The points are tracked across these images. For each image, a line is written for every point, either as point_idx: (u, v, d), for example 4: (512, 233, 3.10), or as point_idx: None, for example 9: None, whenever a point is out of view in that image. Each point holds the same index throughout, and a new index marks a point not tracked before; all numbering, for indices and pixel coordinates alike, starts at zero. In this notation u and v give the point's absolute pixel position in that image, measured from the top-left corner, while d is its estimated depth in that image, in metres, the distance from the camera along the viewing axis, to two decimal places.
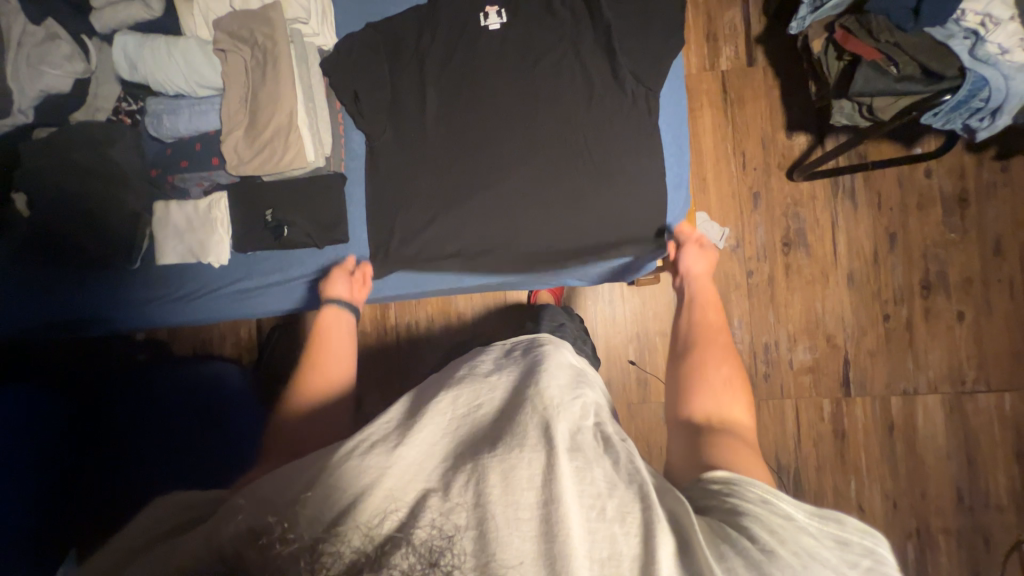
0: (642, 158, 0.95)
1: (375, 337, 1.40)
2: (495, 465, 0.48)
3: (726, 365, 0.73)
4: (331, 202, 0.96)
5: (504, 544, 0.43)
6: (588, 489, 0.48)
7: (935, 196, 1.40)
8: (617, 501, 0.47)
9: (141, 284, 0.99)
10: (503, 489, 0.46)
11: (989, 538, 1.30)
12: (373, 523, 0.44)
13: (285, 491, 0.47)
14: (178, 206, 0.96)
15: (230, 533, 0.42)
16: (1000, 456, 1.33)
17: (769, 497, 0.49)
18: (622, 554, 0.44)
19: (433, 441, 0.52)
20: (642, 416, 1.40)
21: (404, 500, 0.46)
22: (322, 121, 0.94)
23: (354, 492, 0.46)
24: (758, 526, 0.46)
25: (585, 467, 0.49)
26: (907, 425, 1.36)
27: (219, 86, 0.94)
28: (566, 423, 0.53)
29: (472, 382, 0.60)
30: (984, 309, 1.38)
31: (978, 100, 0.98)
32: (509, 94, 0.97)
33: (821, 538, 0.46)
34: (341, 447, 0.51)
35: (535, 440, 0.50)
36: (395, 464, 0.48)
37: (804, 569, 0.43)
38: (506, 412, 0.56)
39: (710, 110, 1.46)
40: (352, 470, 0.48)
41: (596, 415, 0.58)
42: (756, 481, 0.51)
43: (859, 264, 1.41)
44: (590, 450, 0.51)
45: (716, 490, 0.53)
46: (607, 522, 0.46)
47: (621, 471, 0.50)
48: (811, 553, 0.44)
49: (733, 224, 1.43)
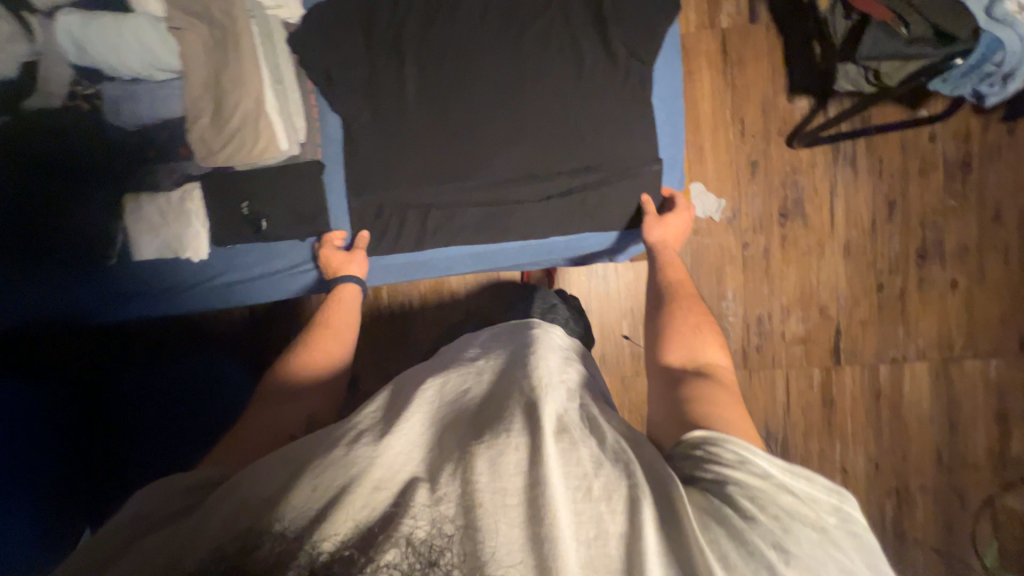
0: (633, 133, 0.92)
1: (367, 319, 1.39)
2: (483, 451, 0.48)
3: (695, 315, 0.77)
4: (311, 192, 0.92)
5: (491, 529, 0.43)
6: (574, 471, 0.47)
7: (938, 161, 1.36)
8: (604, 480, 0.46)
9: (117, 279, 0.96)
10: (490, 476, 0.46)
11: (964, 495, 1.37)
12: (362, 515, 0.44)
13: (271, 487, 0.47)
14: (150, 198, 0.91)
15: (228, 527, 0.44)
16: (981, 419, 1.37)
17: (746, 459, 0.49)
18: (608, 532, 0.44)
19: (422, 430, 0.52)
20: (636, 389, 1.42)
21: (393, 491, 0.46)
22: (293, 104, 0.89)
23: (339, 485, 0.45)
24: (739, 493, 0.46)
25: (571, 449, 0.48)
26: (893, 391, 1.39)
27: (178, 67, 0.87)
28: (553, 405, 0.53)
29: (459, 373, 0.61)
30: (977, 276, 1.37)
31: (992, 63, 0.93)
32: (492, 66, 0.92)
33: (795, 496, 0.46)
34: (330, 440, 0.51)
35: (521, 425, 0.50)
36: (383, 454, 0.48)
37: (784, 531, 0.43)
38: (494, 398, 0.55)
39: (709, 73, 1.38)
40: (337, 462, 0.47)
41: (582, 398, 0.58)
42: (733, 442, 0.51)
43: (856, 233, 1.39)
44: (577, 432, 0.51)
45: (696, 457, 0.52)
46: (593, 502, 0.45)
47: (607, 452, 0.50)
48: (789, 513, 0.45)
49: (730, 195, 1.39)
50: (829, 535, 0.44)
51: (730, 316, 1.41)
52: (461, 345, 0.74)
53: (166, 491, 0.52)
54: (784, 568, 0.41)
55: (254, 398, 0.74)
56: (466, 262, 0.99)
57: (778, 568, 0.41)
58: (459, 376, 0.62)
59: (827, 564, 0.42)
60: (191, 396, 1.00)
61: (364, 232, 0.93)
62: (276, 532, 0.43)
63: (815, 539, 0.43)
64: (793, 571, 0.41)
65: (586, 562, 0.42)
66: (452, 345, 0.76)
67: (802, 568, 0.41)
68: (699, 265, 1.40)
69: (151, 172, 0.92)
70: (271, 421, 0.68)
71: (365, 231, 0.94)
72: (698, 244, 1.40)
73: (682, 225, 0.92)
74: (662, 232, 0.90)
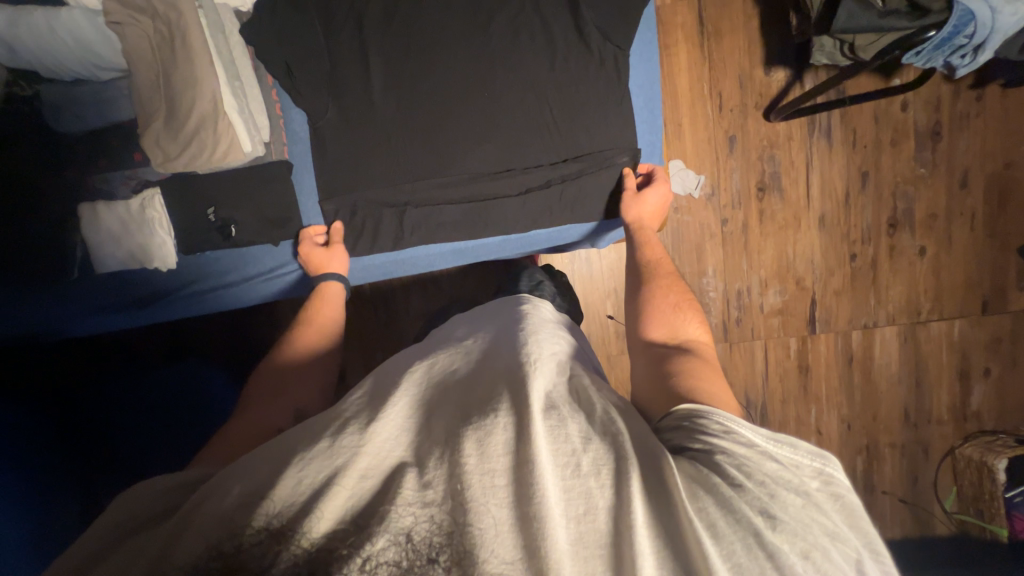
0: (608, 125, 0.93)
1: (349, 314, 1.36)
2: (471, 434, 0.47)
3: (675, 294, 0.78)
4: (280, 194, 0.90)
5: (479, 512, 0.43)
6: (562, 448, 0.46)
7: (909, 130, 1.38)
8: (592, 455, 0.46)
9: (81, 293, 0.91)
10: (478, 457, 0.46)
11: (928, 448, 1.47)
12: (351, 503, 0.45)
13: (260, 478, 0.47)
14: (107, 208, 0.85)
15: (215, 519, 0.44)
16: (946, 376, 1.45)
17: (732, 428, 0.49)
18: (597, 507, 0.43)
19: (408, 414, 0.51)
20: (621, 368, 1.45)
21: (381, 478, 0.46)
22: (253, 101, 0.85)
23: (325, 475, 0.45)
24: (727, 461, 0.45)
25: (559, 426, 0.48)
26: (865, 355, 1.45)
27: (123, 66, 0.81)
28: (541, 383, 0.52)
29: (448, 355, 0.62)
30: (945, 242, 1.42)
31: (963, 37, 0.93)
32: (465, 56, 0.91)
33: (780, 462, 0.46)
34: (317, 430, 0.50)
35: (508, 405, 0.50)
36: (370, 442, 0.47)
37: (771, 497, 0.43)
38: (481, 380, 0.55)
39: (685, 46, 1.35)
40: (322, 453, 0.46)
41: (572, 369, 0.58)
42: (718, 413, 0.50)
43: (831, 205, 1.41)
44: (565, 409, 0.50)
45: (683, 427, 0.51)
46: (582, 477, 0.45)
47: (595, 425, 0.49)
48: (774, 479, 0.44)
49: (709, 172, 1.39)
50: (812, 498, 0.44)
51: (711, 292, 1.43)
52: (451, 327, 0.74)
53: (149, 489, 0.51)
54: (771, 534, 0.40)
55: (246, 392, 0.74)
56: (444, 258, 1.01)
57: (766, 534, 0.40)
58: (447, 358, 0.61)
59: (812, 527, 0.42)
60: (174, 399, 0.98)
61: (336, 224, 0.91)
62: (258, 524, 0.43)
63: (800, 503, 0.43)
64: (779, 536, 0.40)
65: (575, 539, 0.42)
66: (442, 327, 0.76)
67: (789, 533, 0.40)
68: (680, 243, 1.41)
69: (106, 182, 0.88)
70: (259, 416, 0.67)
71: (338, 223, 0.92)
72: (679, 222, 1.41)
73: (659, 200, 0.92)
74: (637, 207, 0.91)
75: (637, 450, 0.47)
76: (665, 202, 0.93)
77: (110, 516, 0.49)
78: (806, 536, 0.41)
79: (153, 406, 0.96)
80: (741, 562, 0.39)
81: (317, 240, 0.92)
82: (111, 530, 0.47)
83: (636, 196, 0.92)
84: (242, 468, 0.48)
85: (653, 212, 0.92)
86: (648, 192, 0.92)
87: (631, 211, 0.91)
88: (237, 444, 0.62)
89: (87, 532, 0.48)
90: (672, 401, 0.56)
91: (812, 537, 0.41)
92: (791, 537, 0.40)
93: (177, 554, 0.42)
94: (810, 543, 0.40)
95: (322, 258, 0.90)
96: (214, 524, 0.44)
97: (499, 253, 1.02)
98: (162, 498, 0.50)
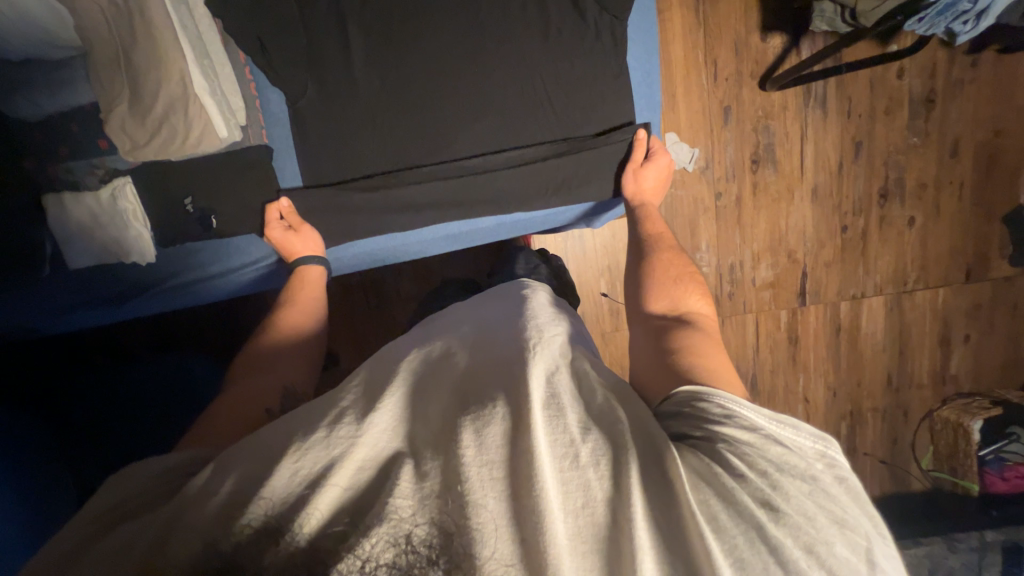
0: (605, 103, 0.90)
1: (339, 300, 1.33)
2: (468, 425, 0.47)
3: (676, 267, 0.77)
4: (260, 181, 0.85)
5: (477, 505, 0.42)
6: (561, 438, 0.45)
7: (904, 98, 1.37)
8: (592, 445, 0.45)
9: (53, 291, 0.86)
10: (477, 450, 0.45)
11: (908, 411, 1.53)
12: (347, 495, 0.44)
13: (254, 467, 0.46)
14: (74, 198, 0.80)
15: (207, 513, 0.43)
16: (928, 343, 1.50)
17: (733, 412, 0.48)
18: (596, 499, 0.43)
19: (404, 402, 0.50)
20: (615, 344, 1.46)
21: (378, 470, 0.46)
22: (226, 82, 0.79)
23: (321, 467, 0.44)
24: (729, 449, 0.45)
25: (558, 416, 0.47)
26: (852, 324, 1.49)
27: (79, 44, 0.74)
28: (541, 369, 0.51)
29: (445, 341, 0.60)
30: (933, 213, 1.44)
31: (967, 1, 0.92)
32: (452, 27, 0.85)
33: (784, 445, 0.45)
34: (312, 419, 0.49)
35: (508, 395, 0.49)
36: (366, 433, 0.46)
37: (774, 488, 0.43)
38: (480, 367, 0.54)
39: (680, 10, 1.30)
40: (318, 444, 0.45)
41: (572, 352, 0.57)
42: (719, 395, 0.50)
43: (824, 176, 1.40)
44: (565, 397, 0.49)
45: (683, 412, 0.51)
46: (582, 469, 0.44)
47: (595, 414, 0.48)
48: (779, 466, 0.44)
49: (703, 144, 1.36)
50: (820, 484, 0.44)
51: (704, 267, 1.43)
52: (448, 312, 0.72)
53: (138, 472, 0.50)
54: (773, 527, 0.41)
55: (230, 379, 0.71)
56: (438, 244, 0.99)
57: (768, 528, 0.41)
58: (444, 343, 0.60)
59: (817, 517, 0.42)
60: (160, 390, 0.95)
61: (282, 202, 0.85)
62: (251, 525, 0.42)
63: (806, 492, 0.43)
64: (781, 529, 0.41)
65: (574, 532, 0.42)
66: (438, 312, 0.74)
67: (792, 527, 0.41)
68: (674, 219, 1.40)
69: (70, 171, 0.81)
70: (247, 396, 0.65)
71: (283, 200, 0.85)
72: (673, 197, 1.39)
73: (656, 176, 0.92)
74: (632, 180, 0.92)
75: (636, 435, 0.47)
76: (661, 177, 0.92)
77: (99, 502, 0.47)
78: (808, 529, 0.41)
79: (139, 395, 0.94)
80: (743, 557, 0.40)
81: (280, 220, 0.86)
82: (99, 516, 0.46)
83: (633, 171, 0.91)
84: (237, 457, 0.47)
85: (649, 188, 0.92)
86: (645, 167, 0.91)
87: (629, 187, 0.91)
88: (226, 427, 0.60)
89: (72, 521, 0.46)
90: (672, 387, 0.56)
91: (816, 530, 0.41)
92: (794, 531, 0.41)
93: (168, 550, 0.41)
94: (813, 537, 0.41)
95: (287, 242, 0.86)
96: (204, 524, 0.42)
97: (489, 235, 1.00)
98: (151, 484, 0.49)
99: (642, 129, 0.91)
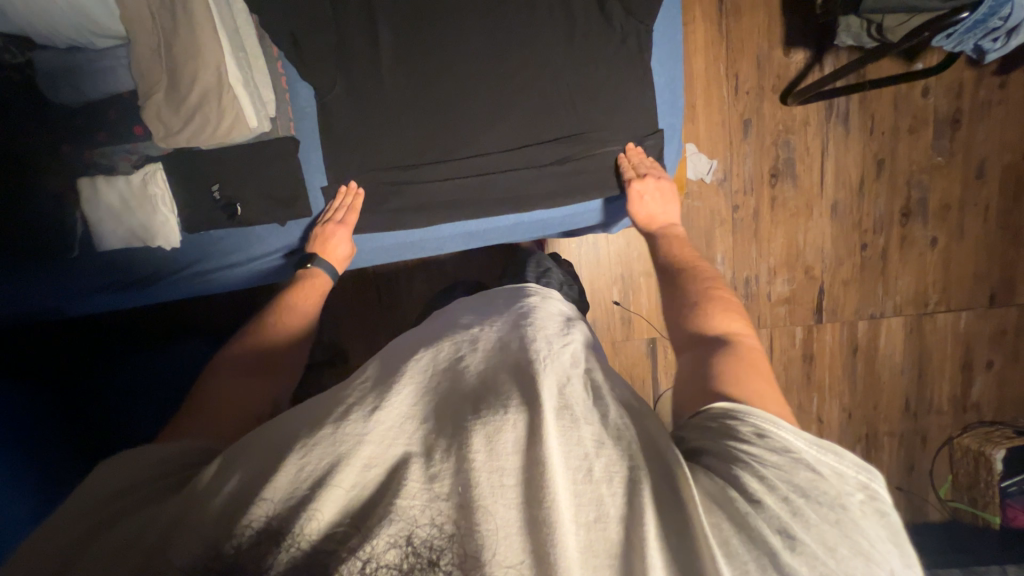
0: (626, 108, 0.91)
1: (352, 294, 1.34)
2: (479, 429, 0.45)
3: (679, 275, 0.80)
4: (285, 171, 0.87)
5: (487, 511, 0.41)
6: (575, 451, 0.44)
7: (929, 117, 1.35)
8: (605, 460, 0.44)
9: (80, 272, 0.89)
10: (487, 455, 0.43)
11: (926, 437, 1.48)
12: (353, 495, 0.43)
13: (257, 465, 0.44)
14: (107, 181, 0.83)
15: (211, 513, 0.42)
16: (948, 368, 1.46)
17: (767, 432, 0.46)
18: (608, 515, 0.42)
19: (414, 397, 0.48)
20: (626, 353, 1.44)
21: (386, 471, 0.43)
22: (259, 74, 0.82)
23: (326, 465, 0.42)
24: (749, 473, 0.43)
25: (572, 428, 0.46)
26: (869, 345, 1.45)
27: (123, 35, 0.77)
28: (554, 377, 0.50)
29: (454, 335, 0.57)
30: (957, 234, 1.41)
31: (998, 19, 0.94)
32: (477, 30, 0.87)
33: (816, 470, 0.43)
34: (317, 414, 0.47)
35: (519, 399, 0.47)
36: (373, 430, 0.44)
37: (794, 515, 0.41)
38: (491, 370, 0.51)
39: (704, 23, 1.30)
40: (324, 441, 0.43)
41: (587, 360, 0.56)
42: (755, 415, 0.47)
43: (844, 192, 1.39)
44: (579, 408, 0.48)
45: (712, 429, 0.49)
46: (594, 484, 0.43)
47: (609, 428, 0.47)
48: (806, 492, 0.42)
49: (722, 156, 1.36)
50: (851, 514, 0.41)
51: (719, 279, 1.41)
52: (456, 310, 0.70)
53: (122, 467, 0.49)
54: (788, 554, 0.39)
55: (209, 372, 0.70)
56: (454, 241, 1.00)
57: (781, 555, 0.39)
58: (455, 337, 0.57)
59: (841, 549, 0.40)
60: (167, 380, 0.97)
61: (354, 183, 0.90)
62: (255, 525, 0.41)
63: (832, 520, 0.41)
64: (797, 558, 0.39)
65: (585, 546, 0.41)
66: (444, 314, 0.73)
67: (808, 556, 0.39)
68: (689, 229, 1.39)
69: (104, 155, 0.83)
70: (243, 395, 0.66)
71: (355, 184, 0.90)
72: (689, 208, 1.38)
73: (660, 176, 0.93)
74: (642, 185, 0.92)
75: (643, 450, 0.46)
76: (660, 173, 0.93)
77: (78, 499, 0.46)
78: (826, 559, 0.39)
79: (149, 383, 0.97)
80: None
81: (338, 204, 0.90)
82: (87, 509, 0.45)
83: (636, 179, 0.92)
84: (245, 450, 0.46)
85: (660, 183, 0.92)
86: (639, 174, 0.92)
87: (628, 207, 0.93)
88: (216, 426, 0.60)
89: (67, 506, 0.46)
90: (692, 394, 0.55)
91: (834, 560, 0.39)
92: (810, 560, 0.39)
93: (173, 548, 0.41)
94: (830, 568, 0.39)
95: (331, 231, 0.89)
96: (210, 522, 0.42)
97: (503, 233, 1.01)
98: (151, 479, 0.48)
99: (619, 152, 0.93)
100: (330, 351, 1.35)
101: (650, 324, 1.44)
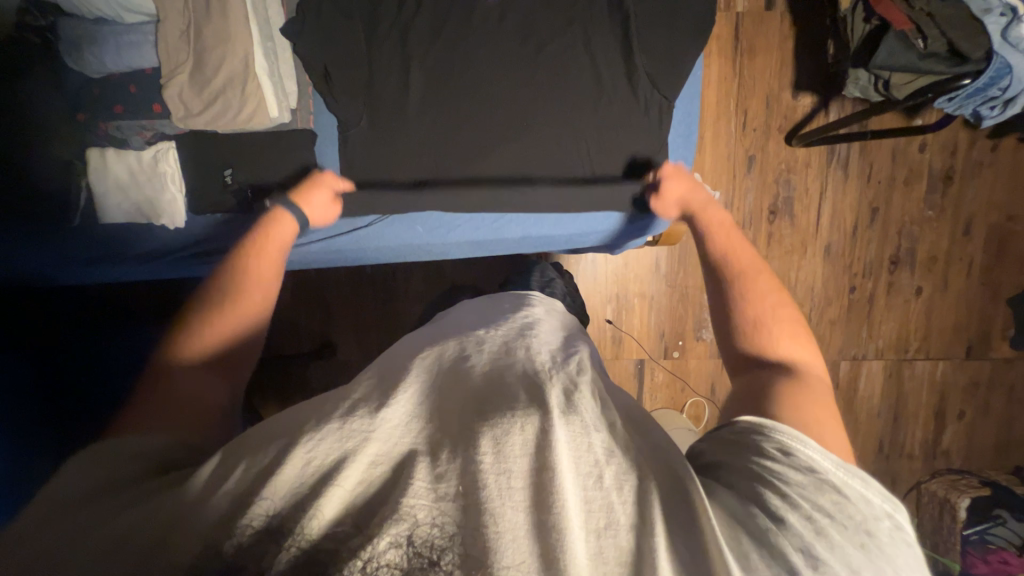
0: (642, 134, 0.92)
1: (349, 288, 1.34)
2: (486, 432, 0.45)
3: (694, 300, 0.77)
4: (301, 163, 0.89)
5: (496, 513, 0.41)
6: (585, 457, 0.44)
7: (924, 171, 1.41)
8: (615, 468, 0.44)
9: (81, 243, 0.89)
10: (495, 457, 0.43)
11: (896, 480, 1.52)
12: (355, 493, 0.43)
13: (260, 454, 0.43)
14: (117, 155, 0.84)
15: (213, 509, 0.42)
16: (922, 414, 1.50)
17: (793, 449, 0.45)
18: (619, 523, 0.42)
19: (419, 398, 0.48)
20: (615, 372, 1.46)
21: (391, 468, 0.44)
22: (284, 64, 0.83)
23: (332, 459, 0.42)
24: (774, 494, 0.43)
25: (582, 434, 0.45)
26: (849, 385, 1.49)
27: (150, 11, 0.79)
28: (559, 386, 0.50)
29: (459, 339, 0.58)
30: (941, 286, 1.46)
31: (997, 88, 0.99)
32: (502, 44, 0.89)
33: (842, 493, 0.43)
34: (325, 408, 0.47)
35: (527, 403, 0.47)
36: (379, 427, 0.44)
37: (818, 535, 0.41)
38: (498, 374, 0.52)
39: (719, 59, 1.34)
40: (331, 436, 0.43)
41: (589, 368, 0.57)
42: (783, 430, 0.47)
43: (838, 235, 1.43)
44: (589, 415, 0.47)
45: (738, 443, 0.48)
46: (604, 491, 0.43)
47: (619, 440, 0.47)
48: (830, 515, 0.42)
49: (724, 188, 1.39)
50: (875, 540, 0.41)
51: None
52: (459, 315, 0.71)
53: (99, 463, 0.46)
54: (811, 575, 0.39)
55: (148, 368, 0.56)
56: (460, 247, 1.00)
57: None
58: (459, 342, 0.57)
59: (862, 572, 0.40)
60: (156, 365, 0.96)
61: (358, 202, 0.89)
62: (255, 525, 0.41)
63: (855, 543, 0.41)
64: None
65: (595, 553, 0.40)
66: (447, 316, 0.73)
67: None
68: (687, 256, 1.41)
69: (119, 129, 0.83)
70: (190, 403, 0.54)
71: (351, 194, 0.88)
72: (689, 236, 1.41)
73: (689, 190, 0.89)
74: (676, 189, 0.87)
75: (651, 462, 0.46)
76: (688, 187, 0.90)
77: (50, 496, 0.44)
78: None
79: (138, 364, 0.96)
80: None
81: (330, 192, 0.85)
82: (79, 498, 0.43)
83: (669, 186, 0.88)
84: (243, 444, 0.45)
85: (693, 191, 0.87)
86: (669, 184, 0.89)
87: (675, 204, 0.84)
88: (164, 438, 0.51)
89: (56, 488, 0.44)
90: None
91: None
92: None
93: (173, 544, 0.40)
94: None
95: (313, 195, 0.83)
96: (210, 519, 0.41)
97: (513, 244, 0.99)
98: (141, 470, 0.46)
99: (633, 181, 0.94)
100: (319, 343, 1.34)
101: (640, 345, 1.46)
